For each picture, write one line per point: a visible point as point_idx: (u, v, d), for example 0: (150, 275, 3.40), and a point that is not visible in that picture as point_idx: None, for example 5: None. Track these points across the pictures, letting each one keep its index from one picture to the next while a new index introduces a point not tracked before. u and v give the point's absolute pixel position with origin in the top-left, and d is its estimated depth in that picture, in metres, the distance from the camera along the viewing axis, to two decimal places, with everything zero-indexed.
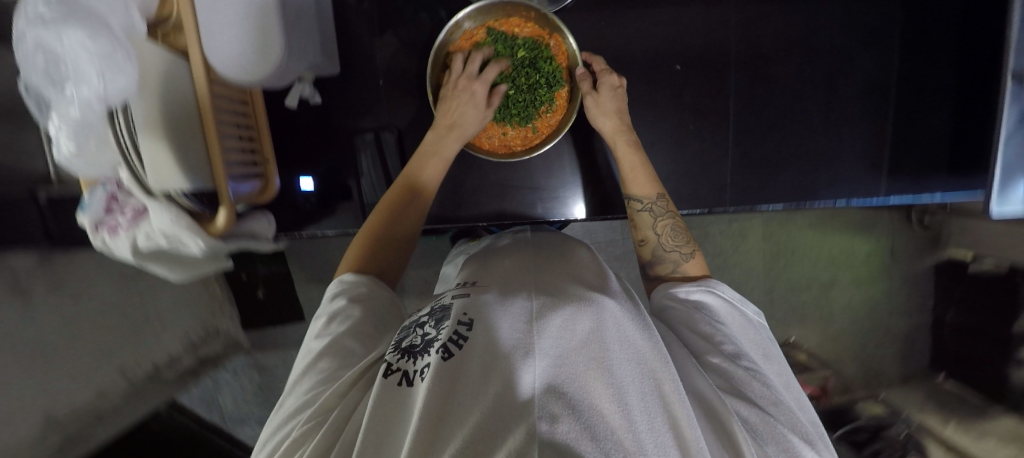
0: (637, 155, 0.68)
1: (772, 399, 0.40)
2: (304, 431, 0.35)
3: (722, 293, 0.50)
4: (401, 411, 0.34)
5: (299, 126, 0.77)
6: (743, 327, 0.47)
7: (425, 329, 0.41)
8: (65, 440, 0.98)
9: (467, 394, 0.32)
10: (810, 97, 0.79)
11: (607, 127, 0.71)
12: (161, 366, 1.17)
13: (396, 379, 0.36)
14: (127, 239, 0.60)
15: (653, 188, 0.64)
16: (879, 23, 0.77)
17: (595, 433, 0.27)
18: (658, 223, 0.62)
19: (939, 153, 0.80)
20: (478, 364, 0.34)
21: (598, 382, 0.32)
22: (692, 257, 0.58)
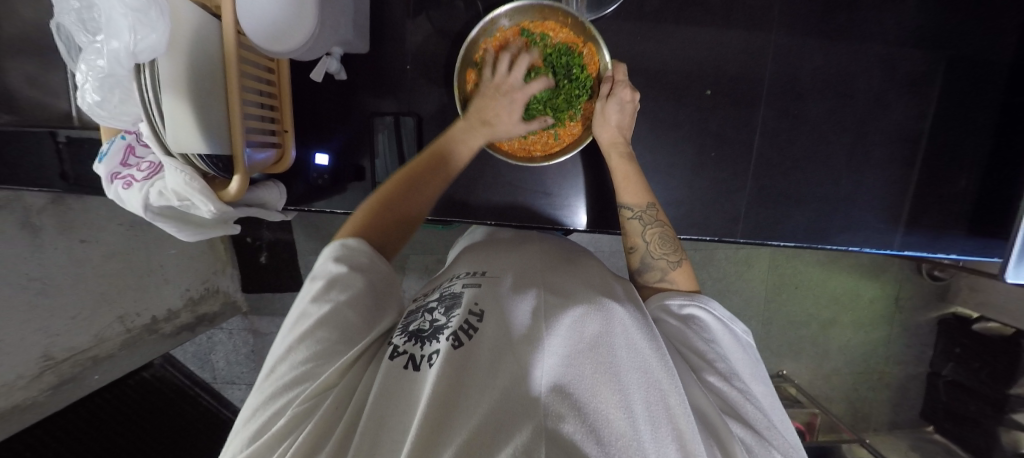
0: (630, 165, 0.69)
1: (766, 423, 0.41)
2: (300, 407, 0.36)
3: (712, 310, 0.49)
4: (406, 394, 0.36)
5: (320, 101, 0.77)
6: (731, 345, 0.46)
7: (433, 316, 0.45)
8: (62, 381, 0.99)
9: (475, 387, 0.35)
10: (839, 139, 0.78)
11: (602, 137, 0.70)
12: (160, 319, 1.20)
13: (401, 362, 0.39)
14: (139, 192, 0.60)
15: (644, 196, 0.66)
16: (921, 72, 0.75)
17: (599, 436, 0.29)
18: (647, 232, 0.63)
19: (958, 215, 0.79)
20: (485, 358, 0.37)
21: (602, 394, 0.33)
22: (679, 267, 0.58)
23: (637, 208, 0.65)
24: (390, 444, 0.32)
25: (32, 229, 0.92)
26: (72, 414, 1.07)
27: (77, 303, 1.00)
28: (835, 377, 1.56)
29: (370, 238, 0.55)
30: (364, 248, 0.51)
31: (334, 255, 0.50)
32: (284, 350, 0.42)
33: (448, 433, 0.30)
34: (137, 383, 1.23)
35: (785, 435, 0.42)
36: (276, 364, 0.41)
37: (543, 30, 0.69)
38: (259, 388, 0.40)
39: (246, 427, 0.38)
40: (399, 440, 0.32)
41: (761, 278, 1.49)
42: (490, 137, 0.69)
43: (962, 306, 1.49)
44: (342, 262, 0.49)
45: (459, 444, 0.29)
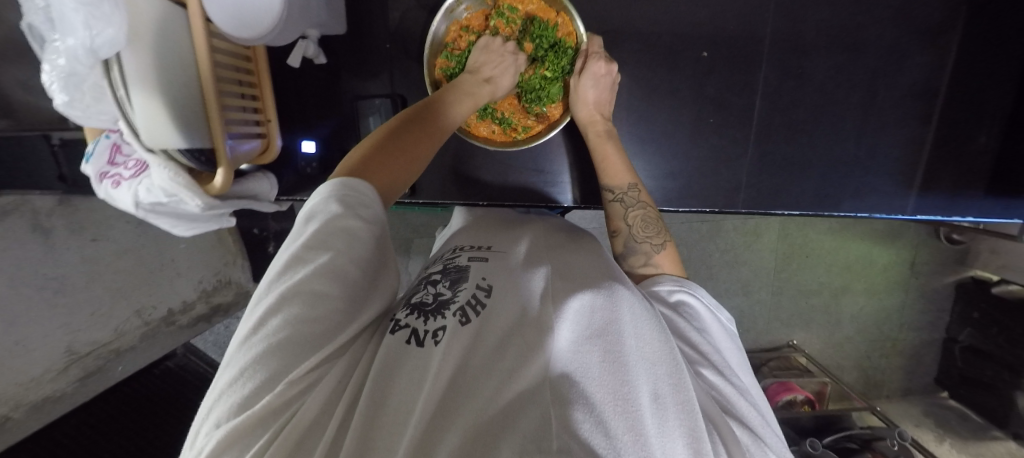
0: (611, 144, 0.68)
1: (759, 420, 0.40)
2: (293, 384, 0.29)
3: (700, 297, 0.50)
4: (410, 369, 0.33)
5: (303, 86, 0.75)
6: (717, 333, 0.47)
7: (439, 289, 0.44)
8: (87, 373, 1.05)
9: (479, 376, 0.32)
10: (848, 98, 0.73)
11: (581, 117, 0.69)
12: (175, 311, 1.23)
13: (405, 336, 0.37)
14: (127, 190, 0.60)
15: (626, 178, 0.65)
16: (939, 20, 0.69)
17: (608, 426, 0.27)
18: (630, 215, 0.62)
19: (976, 173, 0.74)
20: (493, 341, 0.36)
21: (611, 383, 0.30)
22: (664, 248, 0.57)
23: (619, 190, 0.65)
24: (391, 421, 0.29)
25: (43, 232, 0.97)
26: (98, 406, 1.09)
27: (92, 298, 1.03)
28: (847, 346, 1.54)
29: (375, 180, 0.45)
30: (370, 194, 0.42)
31: (328, 195, 0.41)
32: (272, 303, 0.33)
33: (456, 419, 0.28)
34: (162, 372, 1.24)
35: (774, 429, 0.42)
36: (264, 319, 0.33)
37: (511, 4, 0.67)
38: (236, 352, 0.32)
39: (221, 397, 0.29)
40: (402, 419, 0.29)
41: (771, 248, 1.46)
42: (491, 94, 0.66)
43: (981, 269, 1.44)
44: (342, 204, 0.40)
45: (460, 440, 0.26)
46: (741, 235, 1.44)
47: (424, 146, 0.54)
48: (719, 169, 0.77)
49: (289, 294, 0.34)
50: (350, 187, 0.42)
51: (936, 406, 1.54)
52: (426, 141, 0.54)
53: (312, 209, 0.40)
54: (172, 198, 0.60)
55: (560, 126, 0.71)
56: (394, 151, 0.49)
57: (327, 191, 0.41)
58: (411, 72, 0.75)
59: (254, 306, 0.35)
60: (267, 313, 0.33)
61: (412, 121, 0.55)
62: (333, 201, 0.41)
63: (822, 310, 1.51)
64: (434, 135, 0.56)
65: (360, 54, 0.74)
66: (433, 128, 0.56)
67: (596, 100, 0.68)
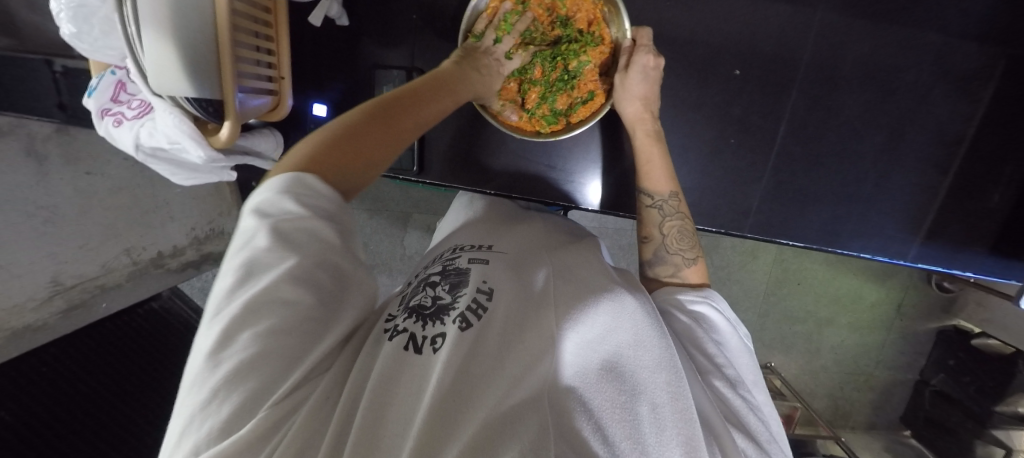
0: (656, 145, 0.66)
1: (767, 437, 0.40)
2: (275, 409, 0.28)
3: (721, 312, 0.49)
4: (411, 377, 0.33)
5: (321, 46, 0.73)
6: (737, 350, 0.47)
7: (439, 292, 0.44)
8: (70, 306, 1.03)
9: (484, 380, 0.33)
10: (872, 138, 0.72)
11: (628, 113, 0.67)
12: (166, 254, 1.22)
13: (403, 344, 0.36)
14: (129, 131, 0.58)
15: (667, 185, 0.64)
16: (979, 70, 0.68)
17: (607, 435, 0.29)
18: (665, 224, 0.62)
19: (985, 232, 0.74)
20: (495, 346, 0.36)
21: (606, 392, 0.32)
22: (696, 263, 0.58)
23: (659, 196, 0.64)
24: (390, 429, 0.29)
25: (37, 158, 0.93)
26: (80, 338, 1.08)
27: (84, 232, 1.01)
28: (822, 374, 1.57)
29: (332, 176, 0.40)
30: (325, 193, 0.37)
31: (284, 189, 0.36)
32: (234, 316, 0.30)
33: (464, 427, 0.28)
34: (146, 313, 1.24)
35: (781, 447, 0.43)
36: (226, 337, 0.30)
37: None
38: (197, 376, 0.29)
39: (191, 425, 0.27)
40: (402, 432, 0.29)
41: (765, 271, 1.47)
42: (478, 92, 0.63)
43: (965, 320, 1.47)
44: (298, 203, 0.35)
45: (462, 444, 0.26)
46: (737, 254, 1.45)
47: (413, 123, 0.50)
48: (731, 190, 0.76)
49: (253, 306, 0.31)
50: (311, 179, 0.37)
51: (896, 443, 1.59)
52: (415, 120, 0.50)
53: (284, 199, 0.35)
54: (173, 146, 0.59)
55: (599, 116, 0.67)
56: (371, 131, 0.44)
57: (287, 183, 0.36)
58: (434, 45, 0.72)
59: (210, 320, 0.32)
60: (232, 329, 0.30)
61: (400, 96, 0.50)
62: (289, 200, 0.35)
63: (802, 337, 1.54)
64: (426, 111, 0.52)
65: (384, 19, 0.71)
66: (426, 104, 0.53)
67: (643, 96, 0.66)
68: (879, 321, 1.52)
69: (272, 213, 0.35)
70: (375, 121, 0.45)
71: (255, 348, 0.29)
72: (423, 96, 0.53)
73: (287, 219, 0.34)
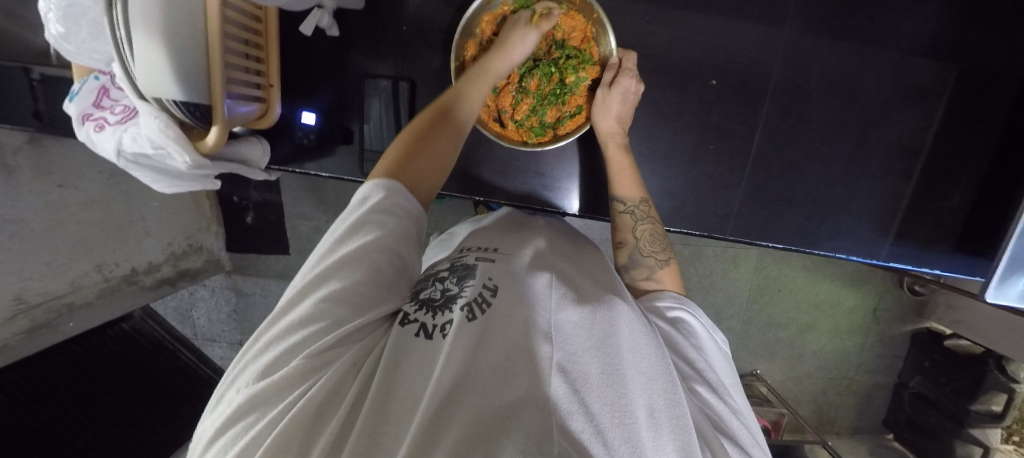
0: (626, 157, 0.69)
1: (751, 440, 0.41)
2: (311, 358, 0.30)
3: (697, 317, 0.50)
4: (417, 362, 0.32)
5: (311, 55, 0.74)
6: (713, 353, 0.48)
7: (448, 283, 0.42)
8: (34, 326, 0.95)
9: (489, 368, 0.32)
10: (841, 144, 0.77)
11: (601, 126, 0.69)
12: (140, 271, 1.17)
13: (414, 330, 0.35)
14: (111, 135, 0.57)
15: (637, 192, 0.67)
16: (933, 82, 0.74)
17: (605, 439, 0.28)
18: (638, 228, 0.64)
19: (948, 230, 0.79)
20: (502, 343, 0.34)
21: (604, 396, 0.31)
22: (668, 266, 0.59)
23: (630, 202, 0.66)
24: (391, 424, 0.28)
25: (6, 168, 0.86)
26: (42, 361, 1.00)
27: (53, 249, 0.95)
28: (806, 381, 1.60)
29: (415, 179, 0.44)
30: (406, 195, 0.41)
31: (370, 194, 0.40)
32: (305, 286, 0.34)
33: (460, 408, 0.28)
34: (115, 334, 1.18)
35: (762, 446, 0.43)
36: (294, 301, 0.34)
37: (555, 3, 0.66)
38: (265, 328, 0.34)
39: (251, 362, 0.32)
40: (408, 416, 0.28)
41: (747, 279, 1.50)
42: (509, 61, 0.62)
43: (937, 322, 1.53)
44: (379, 199, 0.39)
45: (458, 431, 0.26)
46: (721, 262, 1.48)
47: (460, 114, 0.53)
48: (713, 193, 0.79)
49: (320, 276, 0.34)
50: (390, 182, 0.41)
51: (880, 446, 1.61)
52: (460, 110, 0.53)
53: (365, 199, 0.40)
54: (159, 151, 0.57)
55: (582, 130, 0.70)
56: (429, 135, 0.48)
57: (376, 187, 0.41)
58: (425, 54, 0.74)
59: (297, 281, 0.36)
60: (301, 292, 0.34)
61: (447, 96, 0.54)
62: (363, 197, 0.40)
63: (785, 344, 1.57)
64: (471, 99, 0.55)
65: (375, 29, 0.73)
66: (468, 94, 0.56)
67: (620, 112, 0.69)
68: (857, 325, 1.56)
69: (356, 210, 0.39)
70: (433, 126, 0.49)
71: (312, 308, 0.32)
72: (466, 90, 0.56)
73: (360, 214, 0.38)
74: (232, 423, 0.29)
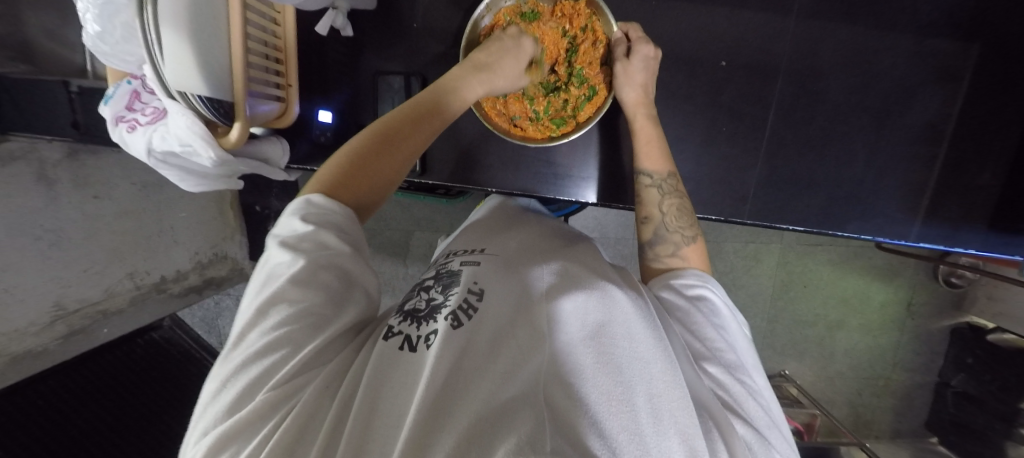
0: (654, 128, 0.68)
1: (768, 421, 0.39)
2: (276, 390, 0.31)
3: (720, 295, 0.48)
4: (400, 376, 0.33)
5: (326, 57, 0.77)
6: (738, 334, 0.45)
7: (433, 293, 0.44)
8: (71, 332, 0.99)
9: (476, 376, 0.32)
10: (859, 121, 0.75)
11: (629, 97, 0.68)
12: (169, 278, 1.21)
13: (397, 343, 0.36)
14: (142, 136, 0.60)
15: (665, 165, 0.66)
16: (955, 53, 0.71)
17: (602, 428, 0.27)
18: (664, 202, 0.63)
19: (980, 206, 0.75)
20: (485, 343, 0.35)
21: (598, 387, 0.30)
22: (694, 241, 0.58)
23: (658, 175, 0.65)
24: (383, 430, 0.28)
25: (47, 181, 0.91)
26: (79, 371, 1.06)
27: (89, 256, 0.99)
28: (840, 381, 1.52)
29: (345, 197, 0.46)
30: (330, 212, 0.42)
31: (296, 213, 0.41)
32: (250, 318, 0.35)
33: (451, 419, 0.28)
34: (145, 343, 1.24)
35: (784, 434, 0.41)
36: (245, 332, 0.34)
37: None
38: (219, 365, 0.34)
39: (207, 408, 0.32)
40: (395, 425, 0.29)
41: (770, 275, 1.46)
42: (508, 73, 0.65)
43: (978, 315, 1.45)
44: (307, 220, 0.40)
45: (454, 441, 0.26)
46: (742, 258, 1.44)
47: (426, 127, 0.54)
48: (728, 177, 0.77)
49: (266, 306, 0.35)
50: (323, 200, 0.43)
51: (925, 450, 1.52)
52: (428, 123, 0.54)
53: (304, 213, 0.41)
54: (186, 150, 0.60)
55: (605, 109, 0.69)
56: (378, 150, 0.49)
57: (311, 201, 0.42)
58: (435, 51, 0.76)
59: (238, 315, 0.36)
60: (247, 329, 0.34)
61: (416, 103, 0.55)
62: (295, 218, 0.41)
63: (813, 342, 1.51)
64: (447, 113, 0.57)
65: (385, 28, 0.75)
66: (438, 105, 0.57)
67: (643, 81, 0.68)
68: (891, 321, 1.49)
69: (285, 228, 0.40)
70: (382, 138, 0.50)
71: (271, 336, 0.33)
72: (439, 104, 0.57)
73: (297, 234, 0.39)
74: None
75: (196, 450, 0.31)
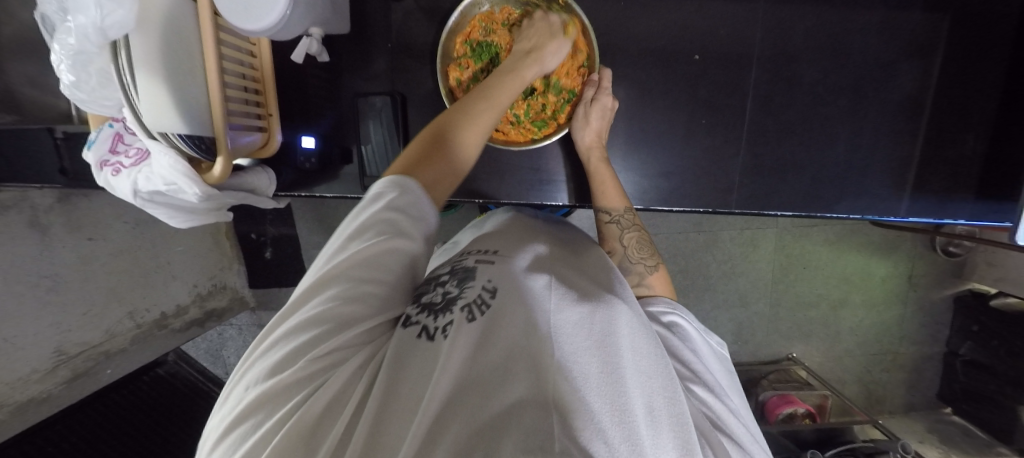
0: (607, 170, 0.71)
1: (749, 438, 0.40)
2: (319, 360, 0.30)
3: (690, 321, 0.50)
4: (418, 363, 0.31)
5: (305, 83, 0.77)
6: (708, 356, 0.48)
7: (448, 286, 0.41)
8: (74, 375, 0.99)
9: (486, 372, 0.30)
10: (838, 102, 0.76)
11: (583, 140, 0.72)
12: (169, 314, 1.21)
13: (414, 331, 0.35)
14: (127, 178, 0.61)
15: (620, 202, 0.70)
16: (924, 29, 0.72)
17: (607, 435, 0.26)
18: (625, 236, 0.67)
19: (966, 176, 0.75)
20: (505, 348, 0.32)
21: (603, 394, 0.29)
22: (658, 270, 0.60)
23: (614, 212, 0.69)
24: (398, 419, 0.27)
25: (40, 228, 0.92)
26: (84, 412, 1.05)
27: (87, 300, 0.99)
28: (847, 360, 1.52)
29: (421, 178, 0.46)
30: (416, 194, 0.42)
31: (383, 193, 0.42)
32: (309, 289, 0.35)
33: (451, 424, 0.26)
34: (151, 379, 1.23)
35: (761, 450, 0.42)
36: (305, 296, 0.35)
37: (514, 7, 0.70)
38: (276, 321, 0.35)
39: (262, 358, 0.33)
40: (414, 410, 0.28)
41: (768, 260, 1.46)
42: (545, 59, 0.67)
43: (979, 282, 1.45)
44: (394, 199, 0.41)
45: (456, 436, 0.25)
46: (739, 246, 1.44)
47: (482, 120, 0.56)
48: (713, 168, 0.78)
49: (327, 278, 0.35)
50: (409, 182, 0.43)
51: (939, 422, 1.51)
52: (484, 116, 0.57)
53: (392, 195, 0.41)
54: (171, 188, 0.61)
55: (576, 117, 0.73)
56: (446, 138, 0.51)
57: (397, 182, 0.43)
58: (412, 68, 0.77)
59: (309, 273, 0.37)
60: (311, 292, 0.35)
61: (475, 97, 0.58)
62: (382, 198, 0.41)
63: (818, 323, 1.50)
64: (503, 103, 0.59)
65: (361, 50, 0.76)
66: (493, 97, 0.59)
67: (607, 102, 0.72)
68: (893, 295, 1.49)
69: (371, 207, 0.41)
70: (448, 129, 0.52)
71: (321, 309, 0.32)
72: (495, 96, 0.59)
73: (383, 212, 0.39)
74: (237, 424, 0.29)
75: (232, 404, 0.31)
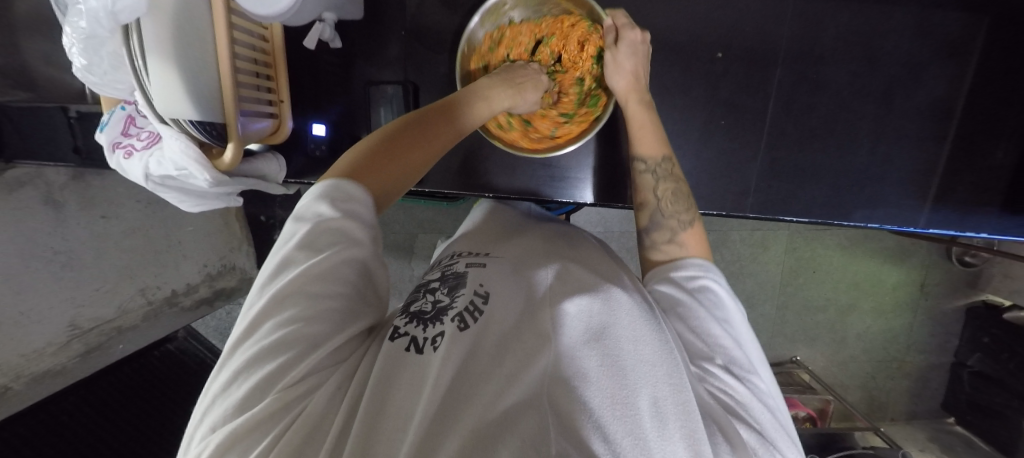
0: (648, 113, 0.65)
1: (773, 423, 0.38)
2: (285, 391, 0.28)
3: (722, 285, 0.45)
4: (407, 379, 0.31)
5: (317, 69, 0.76)
6: (739, 324, 0.43)
7: (440, 295, 0.42)
8: (89, 348, 1.01)
9: (484, 378, 0.31)
10: (863, 106, 0.73)
11: (619, 85, 0.66)
12: (180, 292, 1.21)
13: (403, 344, 0.35)
14: (139, 161, 0.61)
15: (659, 148, 0.62)
16: (960, 34, 0.69)
17: (605, 432, 0.26)
18: (659, 186, 0.59)
19: (991, 188, 0.73)
20: (494, 345, 0.34)
21: (602, 390, 0.29)
22: (692, 224, 0.54)
23: (651, 159, 0.61)
24: (391, 428, 0.27)
25: (54, 205, 0.93)
26: (101, 383, 1.06)
27: (101, 275, 1.00)
28: (853, 366, 1.50)
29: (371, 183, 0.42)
30: (363, 202, 0.39)
31: (321, 196, 0.38)
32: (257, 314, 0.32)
33: (452, 424, 0.27)
34: (161, 355, 1.23)
35: (789, 434, 0.39)
36: (258, 321, 0.32)
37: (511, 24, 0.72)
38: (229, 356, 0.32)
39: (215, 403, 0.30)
40: (403, 424, 0.28)
41: (779, 262, 1.43)
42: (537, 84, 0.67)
43: (993, 294, 1.43)
44: (332, 204, 0.37)
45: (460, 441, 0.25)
46: (751, 246, 1.41)
47: (450, 125, 0.52)
48: (728, 171, 0.76)
49: (277, 299, 0.33)
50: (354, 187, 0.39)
51: (941, 431, 1.50)
52: (453, 122, 0.53)
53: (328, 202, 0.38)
54: (183, 173, 0.61)
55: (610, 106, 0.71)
56: (400, 137, 0.46)
57: (337, 186, 0.39)
58: (426, 57, 0.75)
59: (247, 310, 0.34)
60: (260, 318, 0.32)
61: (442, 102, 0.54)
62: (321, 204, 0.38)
63: (826, 327, 1.48)
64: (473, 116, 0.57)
65: (375, 37, 0.75)
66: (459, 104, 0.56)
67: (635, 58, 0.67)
68: (904, 303, 1.47)
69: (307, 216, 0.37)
70: (409, 128, 0.48)
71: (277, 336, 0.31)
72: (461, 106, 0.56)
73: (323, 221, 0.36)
74: None
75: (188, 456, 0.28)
